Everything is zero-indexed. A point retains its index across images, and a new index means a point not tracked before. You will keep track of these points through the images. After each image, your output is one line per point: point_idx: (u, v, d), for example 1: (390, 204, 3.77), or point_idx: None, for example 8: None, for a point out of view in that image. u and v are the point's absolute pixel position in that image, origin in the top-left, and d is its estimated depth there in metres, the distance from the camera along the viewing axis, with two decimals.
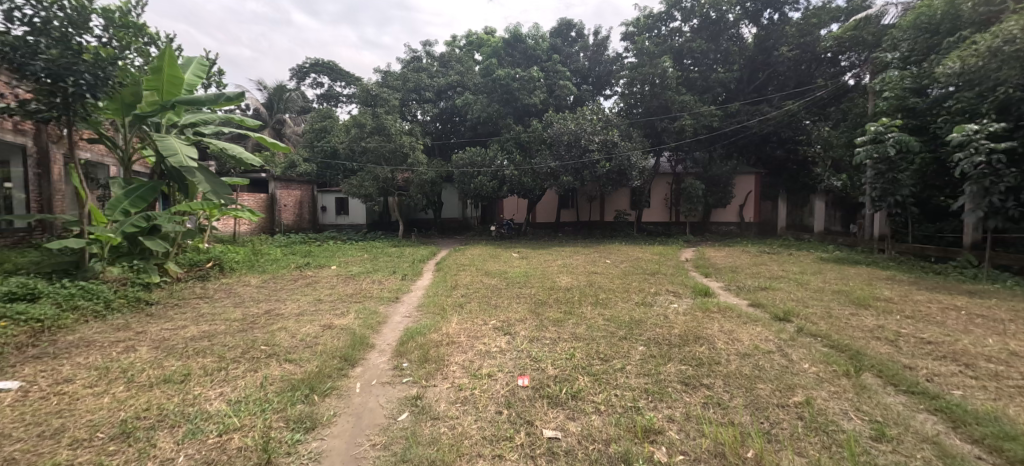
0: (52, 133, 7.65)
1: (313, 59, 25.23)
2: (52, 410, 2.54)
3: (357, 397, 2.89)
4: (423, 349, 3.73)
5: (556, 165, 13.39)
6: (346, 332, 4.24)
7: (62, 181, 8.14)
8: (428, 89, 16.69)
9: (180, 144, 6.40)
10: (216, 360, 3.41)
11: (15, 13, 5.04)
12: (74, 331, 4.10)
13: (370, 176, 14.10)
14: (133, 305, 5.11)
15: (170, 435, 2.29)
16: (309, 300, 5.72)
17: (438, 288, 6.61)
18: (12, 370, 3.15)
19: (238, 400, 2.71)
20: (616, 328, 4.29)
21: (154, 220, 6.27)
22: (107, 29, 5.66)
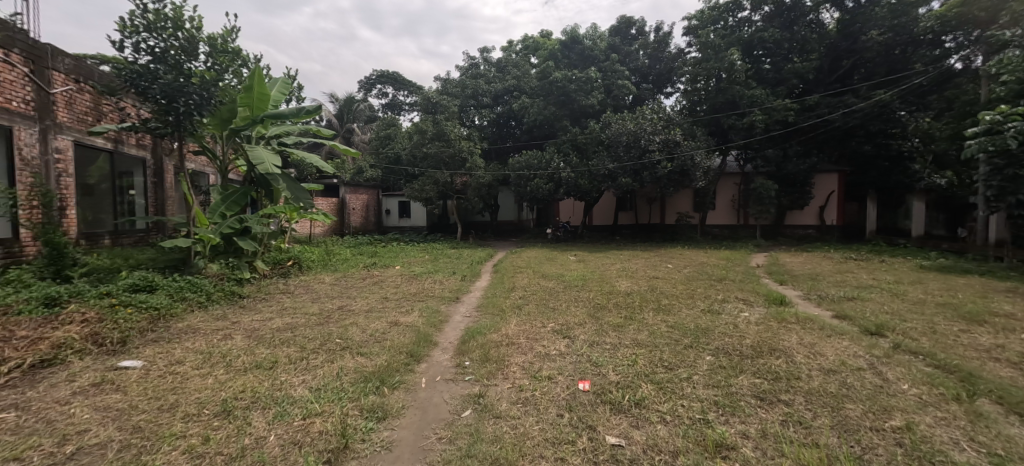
0: (166, 147, 8.81)
1: (380, 72, 26.72)
2: (168, 387, 2.91)
3: (423, 392, 3.01)
4: (484, 348, 3.82)
5: (614, 167, 13.12)
6: (411, 329, 4.45)
7: (174, 189, 9.32)
8: (485, 95, 17.06)
9: (267, 153, 7.02)
10: (298, 351, 3.71)
11: (140, 45, 5.84)
12: (182, 319, 4.66)
13: (431, 180, 14.68)
14: (229, 298, 5.70)
15: (262, 415, 2.54)
16: (377, 298, 6.06)
17: (497, 289, 6.71)
18: (137, 351, 3.65)
19: (318, 388, 2.94)
20: (681, 335, 4.11)
21: (245, 222, 6.97)
22: (211, 55, 6.42)
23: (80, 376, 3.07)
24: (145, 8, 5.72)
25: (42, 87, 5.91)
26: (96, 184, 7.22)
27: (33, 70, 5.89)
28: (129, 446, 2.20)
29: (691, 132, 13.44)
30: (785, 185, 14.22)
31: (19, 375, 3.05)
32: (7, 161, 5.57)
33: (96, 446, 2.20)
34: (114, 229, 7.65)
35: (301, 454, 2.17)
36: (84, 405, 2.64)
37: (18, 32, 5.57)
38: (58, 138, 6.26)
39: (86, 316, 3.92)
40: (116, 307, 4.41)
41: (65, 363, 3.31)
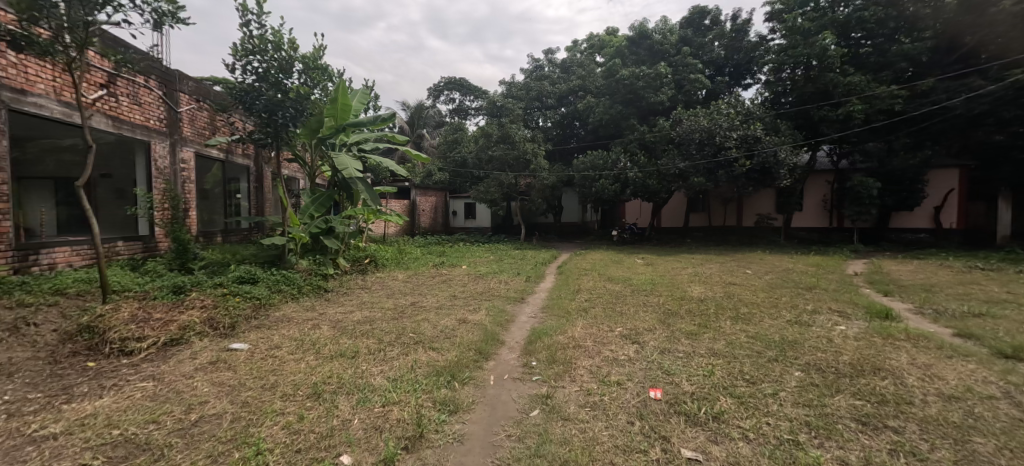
0: (265, 157, 9.90)
1: (448, 78, 27.69)
2: (270, 368, 3.26)
3: (491, 389, 3.07)
4: (551, 350, 3.81)
5: (686, 166, 12.47)
6: (478, 327, 4.57)
7: (271, 193, 10.43)
8: (550, 97, 17.06)
9: (349, 159, 7.56)
10: (377, 342, 3.97)
11: (248, 66, 6.60)
12: (278, 308, 5.21)
13: (496, 182, 14.98)
14: (317, 291, 6.24)
15: (347, 400, 2.74)
16: (446, 296, 6.30)
17: (561, 291, 6.67)
18: (244, 335, 4.14)
19: (395, 378, 3.12)
20: (764, 347, 3.79)
21: (331, 222, 7.57)
22: (304, 72, 7.08)
23: (200, 354, 3.54)
24: (251, 34, 6.45)
25: (172, 107, 6.91)
26: (211, 189, 8.27)
27: (166, 93, 6.89)
28: (238, 418, 2.49)
29: (774, 126, 12.37)
30: (890, 183, 12.64)
31: (155, 351, 3.59)
32: (147, 170, 6.57)
33: (214, 415, 2.52)
34: (224, 228, 8.71)
35: (382, 439, 2.31)
36: (203, 379, 3.04)
37: (156, 61, 6.56)
38: (184, 149, 7.26)
39: (204, 302, 4.50)
40: (227, 295, 5.04)
41: (189, 342, 3.84)
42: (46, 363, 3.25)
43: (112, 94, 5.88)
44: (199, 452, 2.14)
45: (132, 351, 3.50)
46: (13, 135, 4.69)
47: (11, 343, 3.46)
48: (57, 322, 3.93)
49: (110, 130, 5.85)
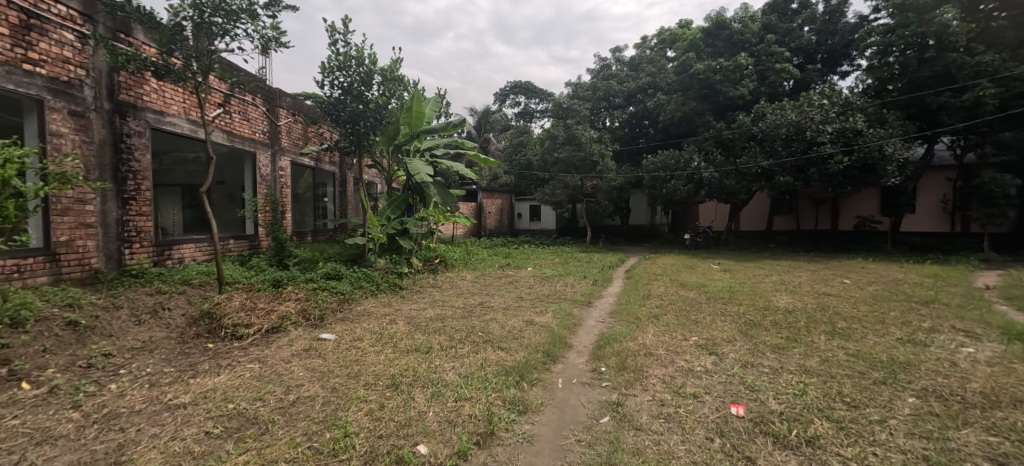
0: (348, 163, 10.75)
1: (513, 83, 28.05)
2: (354, 358, 3.53)
3: (560, 392, 3.06)
4: (620, 356, 3.70)
5: (770, 164, 11.49)
6: (546, 329, 4.56)
7: (353, 196, 11.28)
8: (618, 96, 16.62)
9: (422, 164, 7.94)
10: (449, 339, 4.13)
11: (334, 81, 7.21)
12: (359, 302, 5.61)
13: (561, 184, 14.90)
14: (393, 288, 6.65)
15: (423, 393, 2.88)
16: (513, 297, 6.39)
17: (630, 296, 6.45)
18: (331, 326, 4.52)
19: (466, 375, 3.22)
20: (868, 368, 3.38)
21: (406, 224, 8.02)
22: (383, 84, 7.57)
23: (297, 342, 3.93)
24: (337, 52, 7.04)
25: (273, 120, 7.75)
26: (303, 193, 9.13)
27: (268, 108, 7.75)
28: (328, 402, 2.71)
29: (879, 118, 10.98)
30: None
31: (260, 336, 4.05)
32: (253, 177, 7.42)
33: (308, 398, 2.77)
34: (314, 228, 9.56)
35: (455, 433, 2.40)
36: (299, 364, 3.36)
37: (261, 81, 7.40)
38: (282, 158, 8.11)
39: (298, 295, 4.98)
40: (317, 289, 5.54)
41: (286, 330, 4.27)
42: (176, 342, 3.79)
43: (227, 111, 6.73)
44: (296, 430, 2.37)
45: (241, 335, 3.97)
46: (154, 149, 5.55)
47: (150, 323, 4.09)
48: (185, 307, 4.57)
49: (225, 143, 6.69)
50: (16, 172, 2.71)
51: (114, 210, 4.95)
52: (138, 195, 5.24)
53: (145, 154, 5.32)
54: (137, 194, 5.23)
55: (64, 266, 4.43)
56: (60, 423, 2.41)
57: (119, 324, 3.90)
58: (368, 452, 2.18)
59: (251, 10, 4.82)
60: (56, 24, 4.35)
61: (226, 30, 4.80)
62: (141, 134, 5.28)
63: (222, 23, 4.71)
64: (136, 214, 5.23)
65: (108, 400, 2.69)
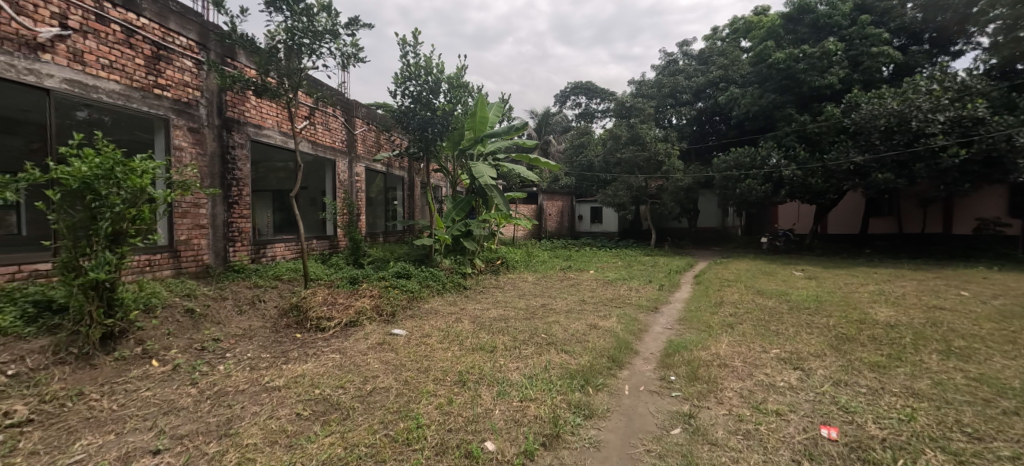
0: (416, 168, 11.28)
1: (574, 83, 27.75)
2: (423, 354, 3.69)
3: (627, 399, 2.98)
4: (691, 365, 3.53)
5: (865, 160, 10.32)
6: (610, 334, 4.46)
7: (420, 199, 11.81)
8: (685, 92, 15.81)
9: (485, 167, 8.10)
10: (512, 340, 4.18)
11: (405, 91, 7.61)
12: (425, 301, 5.87)
13: (624, 185, 14.47)
14: (458, 288, 6.88)
15: (488, 391, 2.95)
16: (575, 300, 6.32)
17: (700, 302, 6.11)
18: (401, 322, 4.78)
19: (531, 376, 3.24)
20: (994, 395, 2.92)
21: (470, 226, 8.24)
22: (449, 91, 7.86)
23: (371, 336, 4.20)
24: (408, 63, 7.44)
25: (351, 130, 8.35)
26: (376, 196, 9.71)
27: (346, 118, 8.36)
28: (401, 394, 2.87)
29: (1006, 103, 9.43)
30: None
31: (340, 328, 4.39)
32: (333, 182, 8.04)
33: (383, 389, 2.95)
34: (385, 229, 10.15)
35: (521, 432, 2.42)
36: (374, 357, 3.58)
37: (341, 94, 8.02)
38: (358, 165, 8.71)
39: (372, 292, 5.31)
40: (389, 287, 5.88)
41: (362, 324, 4.59)
42: (271, 331, 4.22)
43: (312, 123, 7.37)
44: (374, 418, 2.52)
45: (324, 327, 4.32)
46: (252, 159, 6.21)
47: (249, 313, 4.59)
48: (277, 300, 5.06)
49: (310, 152, 7.32)
50: (150, 180, 3.16)
51: (221, 213, 5.61)
52: (240, 200, 5.89)
53: (246, 163, 5.98)
54: (239, 198, 5.89)
55: (183, 261, 5.10)
56: (181, 396, 2.77)
57: (225, 313, 4.43)
58: (438, 444, 2.27)
59: (334, 30, 5.26)
60: (178, 53, 5.03)
61: (312, 49, 5.26)
62: (242, 146, 5.93)
63: (310, 44, 5.18)
64: (239, 216, 5.89)
65: (218, 379, 3.05)
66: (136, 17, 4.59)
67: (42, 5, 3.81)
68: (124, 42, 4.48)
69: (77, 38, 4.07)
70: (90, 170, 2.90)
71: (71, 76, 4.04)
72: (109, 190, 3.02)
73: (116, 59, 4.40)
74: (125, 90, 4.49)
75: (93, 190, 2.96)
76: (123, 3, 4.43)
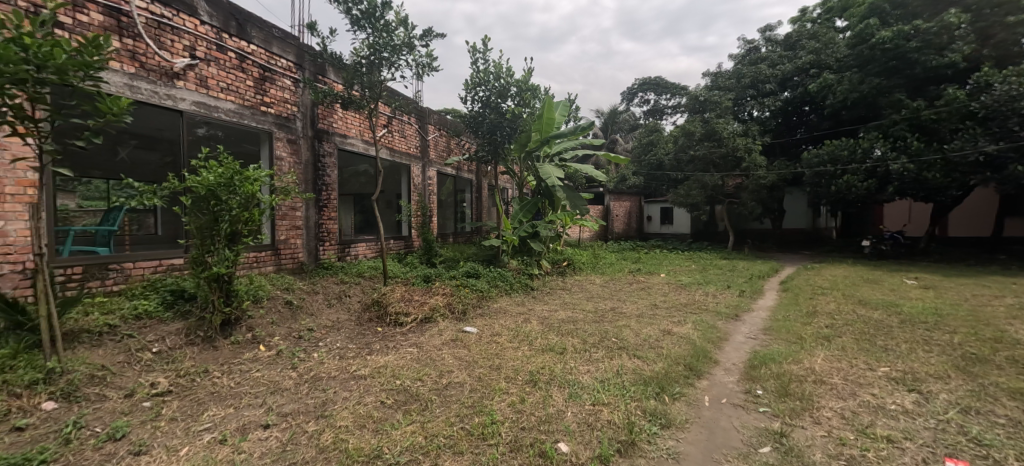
0: (483, 170, 11.59)
1: (642, 79, 26.78)
2: (493, 352, 3.78)
3: (707, 411, 2.82)
4: (781, 379, 3.25)
5: (1000, 150, 8.79)
6: (686, 341, 4.24)
7: (487, 201, 12.09)
8: (769, 81, 14.54)
9: (551, 168, 8.10)
10: (582, 343, 4.13)
11: (475, 96, 7.86)
12: (494, 300, 6.00)
13: (698, 184, 13.68)
14: (525, 289, 6.94)
15: (560, 392, 2.95)
16: (646, 304, 6.09)
17: (789, 312, 5.59)
18: (472, 320, 4.93)
19: (603, 380, 3.18)
20: None
21: (536, 227, 8.26)
22: (518, 94, 7.96)
23: (444, 332, 4.38)
24: (478, 69, 7.66)
25: (424, 136, 8.79)
26: (446, 199, 10.10)
27: (420, 125, 8.82)
28: (474, 390, 2.96)
29: None
30: None
31: (416, 324, 4.64)
32: (408, 186, 8.50)
33: (457, 384, 3.07)
34: (455, 230, 10.52)
35: (595, 436, 2.40)
36: (449, 352, 3.74)
37: (416, 102, 8.46)
38: (430, 169, 9.14)
39: (444, 290, 5.53)
40: (459, 286, 6.09)
41: (436, 321, 4.80)
42: (356, 324, 4.57)
43: (390, 130, 7.86)
44: (450, 411, 2.63)
45: (402, 322, 4.59)
46: (339, 166, 6.76)
47: (337, 306, 5.01)
48: (360, 296, 5.47)
49: (389, 158, 7.82)
50: (260, 186, 3.59)
51: (313, 215, 6.18)
52: (329, 203, 6.45)
53: (334, 170, 6.53)
54: (328, 202, 6.44)
55: (282, 258, 5.68)
56: (283, 379, 3.10)
57: (317, 305, 4.88)
58: (512, 441, 2.32)
59: (410, 42, 5.59)
60: (280, 74, 5.64)
61: (391, 62, 5.63)
62: (331, 154, 6.49)
63: (389, 57, 5.55)
64: (328, 219, 6.45)
65: (313, 365, 3.38)
66: (247, 44, 5.22)
67: (177, 40, 4.46)
68: (238, 66, 5.11)
69: (202, 66, 4.71)
70: (214, 179, 3.36)
71: (199, 98, 4.67)
72: (228, 196, 3.48)
73: (231, 82, 5.03)
74: (239, 108, 5.11)
75: (216, 196, 3.43)
76: (237, 33, 5.06)
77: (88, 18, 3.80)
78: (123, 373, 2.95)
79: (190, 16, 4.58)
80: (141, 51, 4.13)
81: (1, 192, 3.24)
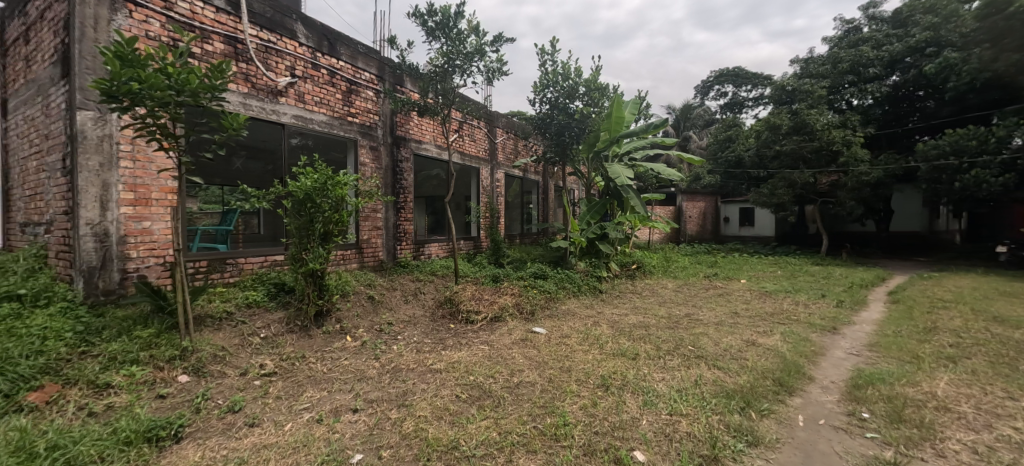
0: (550, 172, 11.58)
1: (719, 71, 25.10)
2: (562, 354, 3.75)
3: (802, 431, 2.57)
4: (893, 402, 2.88)
5: None
6: (773, 353, 3.91)
7: (554, 202, 12.06)
8: (873, 65, 12.91)
9: (621, 168, 7.87)
10: (655, 349, 3.97)
11: (544, 98, 7.89)
12: (561, 302, 5.97)
13: (785, 182, 12.53)
14: (593, 291, 6.82)
15: (634, 399, 2.86)
16: (726, 312, 5.68)
17: (900, 327, 4.92)
18: (541, 321, 4.95)
19: (680, 389, 3.03)
20: None
21: (605, 228, 8.08)
22: (587, 93, 7.84)
23: (513, 332, 4.44)
24: (546, 70, 7.68)
25: (492, 139, 8.99)
26: (513, 200, 10.25)
27: (489, 128, 9.04)
28: (545, 390, 2.97)
29: None
30: None
31: (486, 322, 4.76)
32: (477, 188, 8.75)
33: (528, 383, 3.10)
34: (522, 231, 10.63)
35: (674, 448, 2.30)
36: (519, 351, 3.79)
37: (485, 106, 8.68)
38: (498, 171, 9.33)
39: (513, 290, 5.61)
40: (527, 286, 6.14)
41: (505, 320, 4.88)
42: (430, 320, 4.80)
43: (462, 135, 8.14)
44: (523, 409, 2.67)
45: (473, 320, 4.73)
46: (415, 170, 7.17)
47: (413, 302, 5.29)
48: (433, 293, 5.72)
49: (460, 162, 8.11)
50: (348, 190, 3.91)
51: (392, 217, 6.58)
52: (406, 205, 6.85)
53: (410, 174, 6.92)
54: (405, 204, 6.85)
55: (364, 256, 6.11)
56: (368, 368, 3.35)
57: (395, 301, 5.19)
58: (586, 444, 2.30)
59: (481, 49, 5.74)
60: (364, 86, 6.08)
61: (463, 68, 5.83)
62: (407, 159, 6.89)
63: (461, 64, 5.74)
64: (404, 220, 6.86)
65: (394, 357, 3.60)
66: (337, 61, 5.69)
67: (281, 61, 4.99)
68: (329, 81, 5.60)
69: (300, 83, 5.22)
70: (310, 185, 3.71)
71: (298, 112, 5.19)
72: (321, 199, 3.82)
73: (324, 96, 5.53)
74: (329, 120, 5.59)
75: (311, 199, 3.77)
76: (328, 51, 5.55)
77: (212, 47, 4.38)
78: (237, 354, 3.36)
79: (291, 39, 5.11)
80: (252, 73, 4.69)
81: (149, 197, 3.85)
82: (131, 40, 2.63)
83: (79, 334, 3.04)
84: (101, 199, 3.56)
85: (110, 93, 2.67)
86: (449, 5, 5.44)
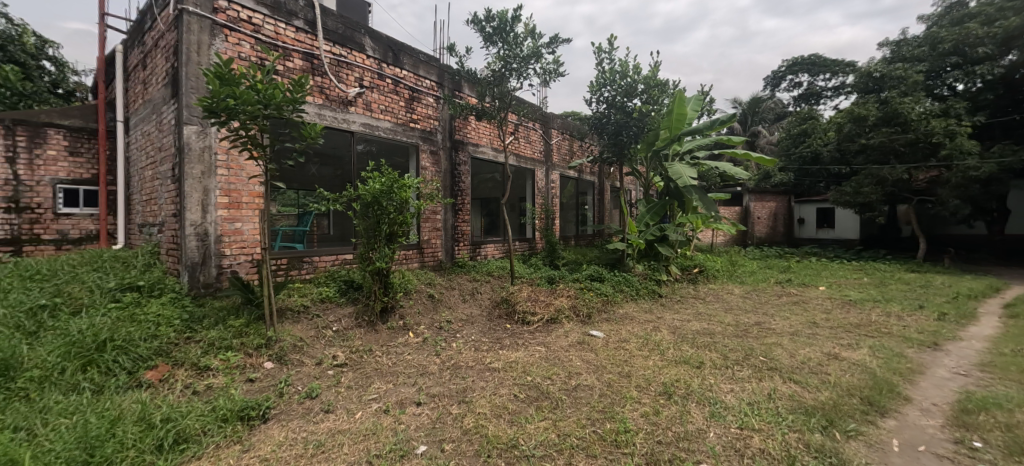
0: (607, 172, 11.35)
1: (792, 60, 23.26)
2: (621, 359, 3.67)
3: (897, 457, 2.32)
4: (1013, 431, 2.52)
5: None
6: (859, 368, 3.56)
7: (611, 203, 11.80)
8: (983, 44, 11.34)
9: (683, 167, 7.53)
10: (721, 358, 3.75)
11: (601, 98, 7.76)
12: (619, 305, 5.83)
13: (872, 179, 11.35)
14: (652, 295, 6.60)
15: (699, 409, 2.74)
16: (802, 321, 5.25)
17: (1020, 346, 4.27)
18: (598, 325, 4.86)
19: (750, 402, 2.85)
20: None
21: (665, 230, 7.79)
22: (646, 91, 7.59)
23: (570, 335, 4.40)
24: (604, 69, 7.55)
25: (547, 140, 8.99)
26: (569, 201, 10.16)
27: (544, 130, 9.05)
28: (604, 395, 2.93)
29: None
30: None
31: (542, 323, 4.76)
32: (532, 189, 8.79)
33: (586, 386, 3.07)
34: (578, 232, 10.50)
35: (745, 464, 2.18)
36: (576, 354, 3.76)
37: (541, 108, 8.70)
38: (553, 172, 9.30)
39: (569, 292, 5.57)
40: (583, 289, 6.06)
41: (561, 322, 4.86)
42: (486, 319, 4.89)
43: (518, 137, 8.22)
44: (581, 413, 2.64)
45: (529, 321, 4.76)
46: (472, 172, 7.35)
47: (470, 302, 5.42)
48: (489, 293, 5.81)
49: (516, 164, 8.19)
50: (411, 193, 4.09)
51: (451, 218, 6.80)
52: (463, 207, 7.04)
53: (467, 177, 7.11)
54: (463, 205, 7.04)
55: (424, 256, 6.34)
56: (429, 363, 3.48)
57: (453, 300, 5.34)
58: (649, 453, 2.23)
59: (538, 51, 5.76)
60: (425, 93, 6.34)
61: (519, 72, 5.88)
62: (465, 162, 7.08)
63: (518, 67, 5.80)
64: (462, 221, 7.05)
65: (453, 354, 3.71)
66: (400, 70, 5.98)
67: (351, 73, 5.34)
68: (394, 90, 5.90)
69: (368, 92, 5.54)
70: (376, 188, 3.91)
71: (366, 120, 5.51)
72: (387, 202, 4.03)
73: (389, 104, 5.83)
74: (394, 126, 5.88)
75: (378, 202, 3.99)
76: (393, 62, 5.84)
77: (293, 64, 4.78)
78: (313, 345, 3.63)
79: (360, 52, 5.44)
80: (326, 85, 5.05)
81: (241, 200, 4.28)
82: (228, 61, 2.94)
83: (184, 322, 3.45)
84: (202, 203, 4.01)
85: (211, 109, 3.01)
86: (507, 10, 5.53)
